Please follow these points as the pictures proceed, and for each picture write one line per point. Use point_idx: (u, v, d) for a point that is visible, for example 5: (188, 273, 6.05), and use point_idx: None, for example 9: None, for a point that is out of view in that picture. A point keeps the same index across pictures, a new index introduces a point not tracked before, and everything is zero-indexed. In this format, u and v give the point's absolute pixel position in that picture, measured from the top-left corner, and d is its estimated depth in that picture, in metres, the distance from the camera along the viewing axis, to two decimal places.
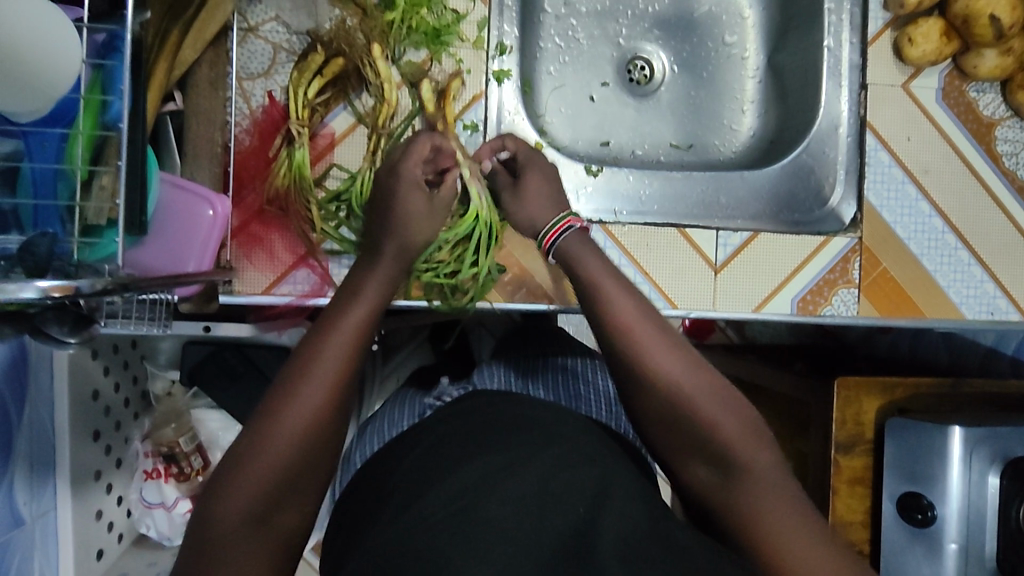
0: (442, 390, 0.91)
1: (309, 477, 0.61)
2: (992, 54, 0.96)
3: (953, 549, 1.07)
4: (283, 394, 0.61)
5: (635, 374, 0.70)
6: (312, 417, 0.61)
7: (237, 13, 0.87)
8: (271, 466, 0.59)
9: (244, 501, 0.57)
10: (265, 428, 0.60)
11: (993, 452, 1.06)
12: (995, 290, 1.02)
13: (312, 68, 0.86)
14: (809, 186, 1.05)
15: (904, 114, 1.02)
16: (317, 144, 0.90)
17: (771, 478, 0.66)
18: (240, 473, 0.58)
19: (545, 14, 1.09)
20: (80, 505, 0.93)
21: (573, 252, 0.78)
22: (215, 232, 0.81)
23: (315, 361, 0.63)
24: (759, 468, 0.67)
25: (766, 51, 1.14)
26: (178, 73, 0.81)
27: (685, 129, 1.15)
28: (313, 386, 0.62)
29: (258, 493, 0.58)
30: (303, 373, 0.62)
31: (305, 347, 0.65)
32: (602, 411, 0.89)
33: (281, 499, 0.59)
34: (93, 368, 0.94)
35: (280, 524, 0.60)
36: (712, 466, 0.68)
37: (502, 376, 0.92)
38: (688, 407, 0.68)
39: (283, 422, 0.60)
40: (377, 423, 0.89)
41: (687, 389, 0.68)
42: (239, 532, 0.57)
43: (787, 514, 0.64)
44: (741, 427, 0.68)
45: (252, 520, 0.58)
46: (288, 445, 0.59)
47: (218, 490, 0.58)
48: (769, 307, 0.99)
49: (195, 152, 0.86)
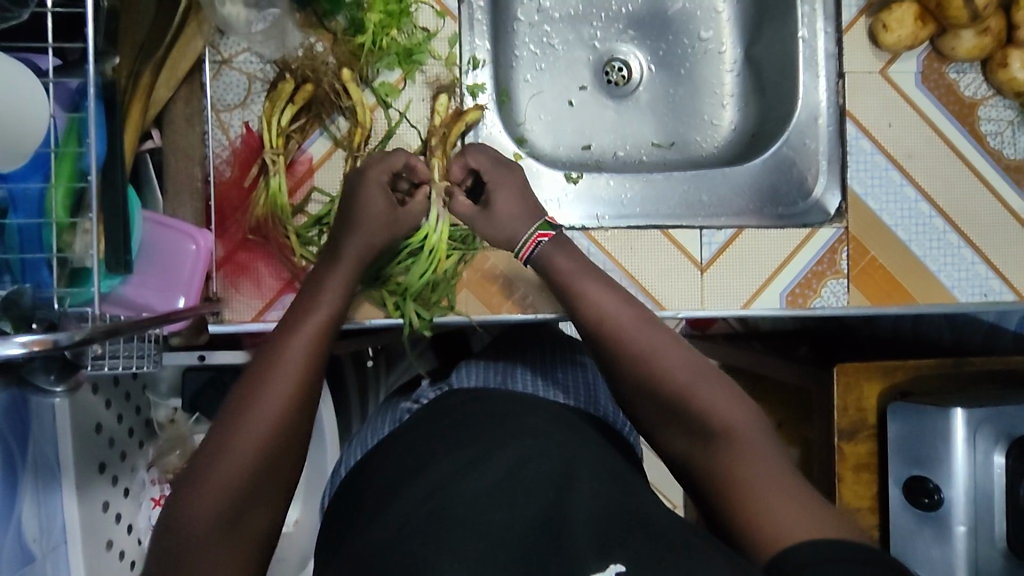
0: (422, 391, 0.92)
1: (277, 477, 0.62)
2: (968, 35, 0.95)
3: (962, 531, 1.06)
4: (256, 390, 0.64)
5: (610, 352, 0.76)
6: (283, 410, 0.63)
7: (210, 47, 0.88)
8: (241, 463, 0.60)
9: (212, 498, 0.58)
10: (235, 428, 0.62)
11: (997, 432, 1.05)
12: (987, 271, 1.01)
13: (284, 97, 0.88)
14: (792, 179, 1.04)
15: (884, 101, 1.01)
16: (296, 171, 0.91)
17: (753, 446, 0.66)
18: (211, 472, 0.60)
19: (518, 23, 1.09)
20: (90, 537, 0.95)
21: (551, 256, 0.83)
22: (200, 266, 0.83)
23: (285, 358, 0.66)
24: (736, 435, 0.67)
25: (742, 44, 1.14)
26: (154, 113, 0.83)
27: (666, 127, 1.15)
28: (280, 385, 0.64)
29: (226, 491, 0.59)
30: (269, 373, 0.65)
31: (270, 348, 0.68)
32: (581, 397, 0.88)
33: (253, 494, 0.60)
34: (95, 403, 0.95)
35: (252, 522, 0.60)
36: (693, 438, 0.69)
37: (486, 370, 0.90)
38: (670, 387, 0.71)
39: (253, 419, 0.62)
40: (364, 430, 0.90)
41: (661, 362, 0.73)
42: (209, 530, 0.58)
43: (767, 478, 0.63)
44: (716, 392, 0.70)
45: (222, 520, 0.58)
46: (259, 440, 0.61)
47: (188, 491, 0.60)
48: (758, 303, 0.99)
49: (176, 190, 0.86)
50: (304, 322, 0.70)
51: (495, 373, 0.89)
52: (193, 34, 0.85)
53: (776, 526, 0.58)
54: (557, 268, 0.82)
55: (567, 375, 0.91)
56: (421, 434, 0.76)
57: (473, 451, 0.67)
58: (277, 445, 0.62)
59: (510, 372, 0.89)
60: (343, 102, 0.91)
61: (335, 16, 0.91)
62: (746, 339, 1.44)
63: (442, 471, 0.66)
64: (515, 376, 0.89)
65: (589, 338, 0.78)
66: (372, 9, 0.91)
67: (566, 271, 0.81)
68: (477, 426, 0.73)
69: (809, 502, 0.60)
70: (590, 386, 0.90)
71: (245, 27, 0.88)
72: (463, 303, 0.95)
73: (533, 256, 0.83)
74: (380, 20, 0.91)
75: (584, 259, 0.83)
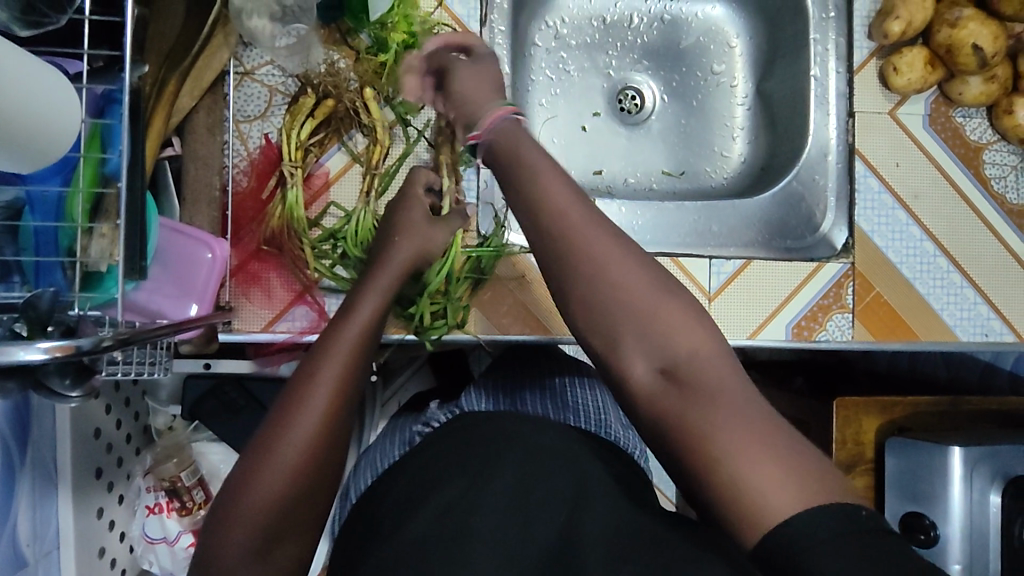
0: (433, 412, 0.93)
1: (306, 516, 0.60)
2: (976, 81, 0.98)
3: (958, 569, 1.06)
4: (277, 432, 0.59)
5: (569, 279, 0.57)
6: (307, 451, 0.59)
7: (234, 58, 0.89)
8: (268, 506, 0.58)
9: (243, 526, 0.57)
10: (260, 469, 0.58)
11: (994, 471, 1.06)
12: (988, 312, 1.02)
13: (304, 111, 0.89)
14: (800, 214, 1.06)
15: (891, 141, 1.03)
16: (312, 184, 0.92)
17: (722, 387, 0.52)
18: (240, 515, 0.58)
19: (536, 48, 1.12)
20: (83, 545, 0.93)
21: (511, 137, 0.65)
22: (215, 274, 0.83)
23: (308, 398, 0.60)
24: (707, 374, 0.53)
25: (754, 79, 1.16)
26: (177, 120, 0.85)
27: (677, 156, 1.17)
28: (303, 423, 0.59)
29: (257, 531, 0.57)
30: (287, 413, 0.60)
31: (295, 383, 0.62)
32: (590, 419, 0.87)
33: (281, 534, 0.59)
34: (95, 408, 0.95)
35: (281, 556, 0.60)
36: (657, 377, 0.54)
37: (498, 394, 0.93)
38: (626, 304, 0.55)
39: (278, 463, 0.58)
40: (372, 453, 0.90)
41: (616, 282, 0.56)
42: (246, 553, 0.58)
43: (740, 437, 0.50)
44: (683, 323, 0.55)
45: (253, 555, 0.58)
46: (289, 469, 0.58)
47: (218, 523, 0.59)
48: (764, 334, 1.00)
49: (193, 198, 0.88)
50: (334, 348, 0.64)
51: (506, 397, 0.93)
52: (219, 45, 0.86)
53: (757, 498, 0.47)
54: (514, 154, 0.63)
55: (581, 398, 0.91)
56: (431, 453, 0.76)
57: (484, 470, 0.67)
58: (311, 477, 0.60)
59: (519, 400, 0.91)
60: (362, 119, 0.91)
61: (359, 34, 0.92)
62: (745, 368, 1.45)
63: (452, 495, 0.66)
64: (524, 401, 0.91)
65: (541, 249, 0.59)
66: (396, 30, 0.91)
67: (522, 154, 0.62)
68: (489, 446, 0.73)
69: (800, 465, 0.48)
70: (600, 408, 0.90)
71: (269, 41, 0.87)
72: (473, 323, 0.96)
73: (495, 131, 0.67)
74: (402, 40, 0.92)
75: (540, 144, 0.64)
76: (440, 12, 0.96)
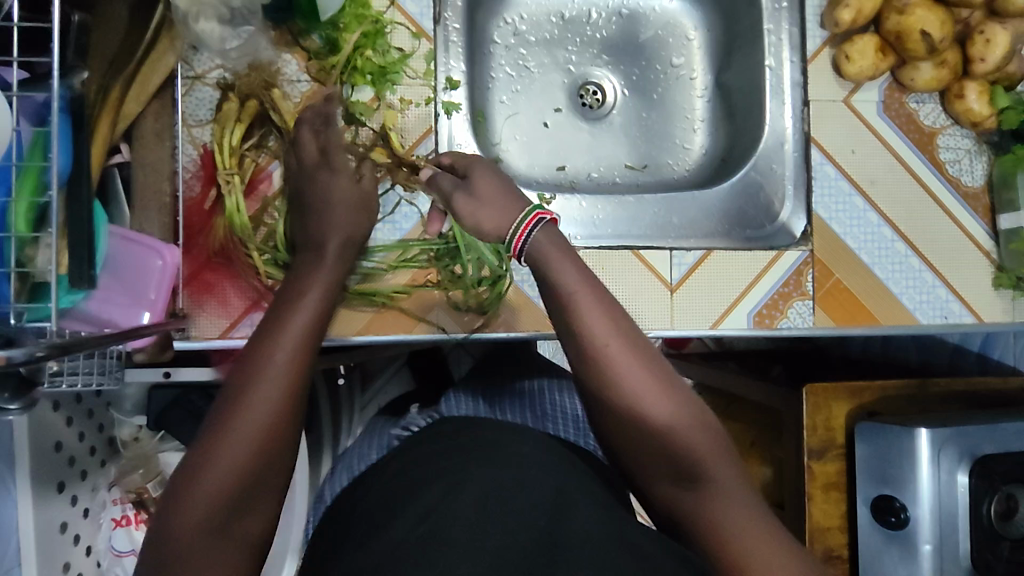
0: (411, 416, 0.94)
1: (268, 488, 0.60)
2: (926, 66, 1.00)
3: (928, 549, 1.08)
4: (236, 402, 0.60)
5: (593, 392, 0.68)
6: (270, 420, 0.60)
7: (183, 61, 0.89)
8: (229, 475, 0.57)
9: (204, 498, 0.56)
10: (219, 438, 0.59)
11: (960, 451, 1.08)
12: (947, 295, 1.04)
13: (230, 119, 0.88)
14: (759, 203, 1.07)
15: (847, 128, 1.04)
16: (256, 189, 0.91)
17: (734, 492, 0.67)
18: (199, 486, 0.57)
19: (495, 45, 1.12)
20: (47, 560, 0.92)
21: (546, 252, 0.73)
22: (166, 281, 0.82)
23: (265, 365, 0.62)
24: (725, 489, 0.66)
25: (712, 71, 1.17)
26: (124, 126, 0.83)
27: (639, 150, 1.17)
28: (265, 390, 0.61)
29: (218, 502, 0.57)
30: (248, 383, 0.61)
31: (251, 356, 0.64)
32: (571, 430, 0.90)
33: (244, 506, 0.58)
34: (55, 420, 0.93)
35: (245, 532, 0.59)
36: (676, 481, 0.68)
37: (473, 399, 0.94)
38: (653, 425, 0.66)
39: (240, 429, 0.59)
40: (351, 455, 0.91)
41: (645, 406, 0.66)
42: (207, 525, 0.57)
43: (743, 528, 0.65)
44: (701, 437, 0.67)
45: (215, 528, 0.57)
46: (251, 437, 0.59)
47: (175, 502, 0.57)
48: (726, 324, 1.00)
49: (143, 203, 0.85)
50: (292, 322, 0.67)
51: (483, 406, 0.92)
52: (166, 50, 0.84)
53: (718, 533, 0.65)
54: (552, 279, 0.70)
55: (562, 407, 0.93)
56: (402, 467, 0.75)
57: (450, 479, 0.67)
58: (266, 455, 0.59)
59: (500, 404, 0.93)
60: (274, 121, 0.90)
61: (310, 35, 0.91)
62: (720, 358, 1.44)
63: (414, 501, 0.65)
64: (502, 412, 0.92)
65: (587, 383, 0.68)
66: (348, 30, 0.91)
67: (572, 289, 0.69)
68: (453, 456, 0.73)
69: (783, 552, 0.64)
70: (577, 418, 0.92)
71: (217, 44, 0.86)
72: (436, 318, 0.95)
73: (531, 243, 0.74)
74: (355, 40, 0.92)
75: (579, 264, 0.72)
76: (393, 11, 0.96)
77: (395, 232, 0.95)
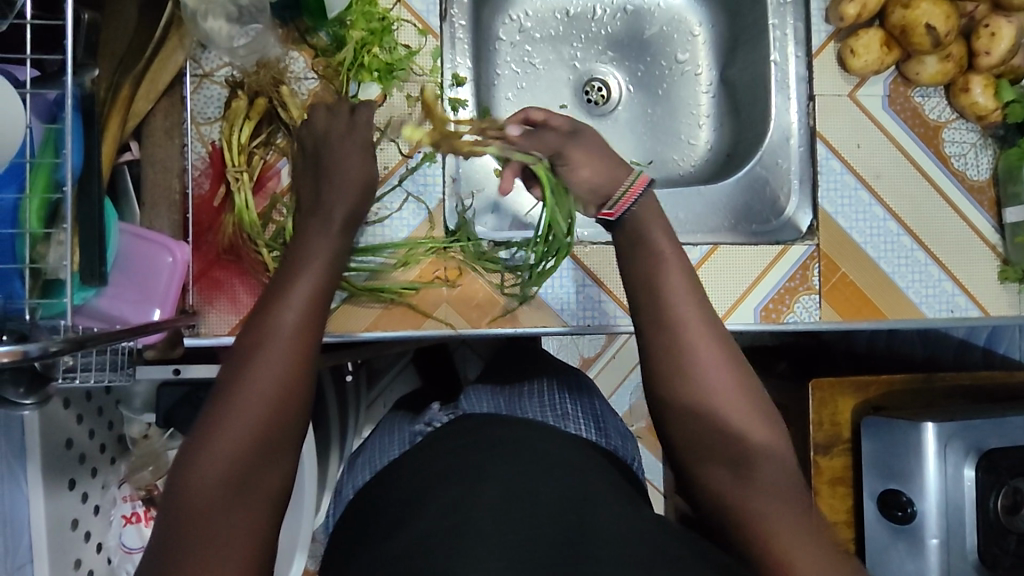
0: (431, 414, 0.94)
1: (283, 448, 0.62)
2: (931, 60, 1.00)
3: (935, 543, 1.08)
4: (247, 362, 0.63)
5: (660, 356, 0.70)
6: (282, 378, 0.63)
7: (190, 60, 0.89)
8: (246, 430, 0.60)
9: (222, 452, 0.58)
10: (234, 397, 0.61)
11: (967, 445, 1.08)
12: (953, 288, 1.04)
13: (239, 115, 0.88)
14: (764, 198, 1.08)
15: (853, 122, 1.04)
16: (264, 186, 0.91)
17: (784, 485, 0.65)
18: (217, 441, 0.59)
19: (500, 42, 1.12)
20: (58, 557, 0.93)
21: (645, 220, 0.75)
22: (176, 278, 0.83)
23: (273, 327, 0.65)
24: (776, 477, 0.65)
25: (717, 67, 1.17)
26: (133, 125, 0.84)
27: (645, 146, 1.17)
28: (275, 349, 0.64)
29: (235, 456, 0.59)
30: (259, 344, 0.64)
31: (258, 320, 0.67)
32: (592, 429, 0.88)
33: (260, 462, 0.60)
34: (66, 418, 0.94)
35: (261, 491, 0.59)
36: (727, 463, 0.67)
37: (495, 395, 0.92)
38: (713, 396, 0.68)
39: (255, 385, 0.62)
40: (368, 450, 0.91)
41: (707, 373, 0.68)
42: (223, 480, 0.58)
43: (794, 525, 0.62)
44: (758, 422, 0.68)
45: (231, 484, 0.58)
46: (265, 394, 0.61)
47: (191, 460, 0.59)
48: (733, 318, 1.01)
49: (154, 202, 0.86)
50: (298, 284, 0.70)
51: (504, 401, 0.91)
52: (174, 48, 0.85)
53: (763, 526, 0.62)
54: (647, 242, 0.74)
55: (583, 406, 0.91)
56: (417, 467, 0.76)
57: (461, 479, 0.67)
58: (280, 412, 0.62)
59: (519, 397, 0.92)
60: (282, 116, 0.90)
61: (318, 33, 0.92)
62: None
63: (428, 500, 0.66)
64: (523, 407, 0.89)
65: (656, 347, 0.71)
66: (355, 27, 0.92)
67: (663, 254, 0.73)
68: (463, 455, 0.73)
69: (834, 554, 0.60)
70: (599, 417, 0.91)
71: (226, 41, 0.86)
72: (443, 314, 0.95)
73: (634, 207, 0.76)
74: (361, 37, 0.92)
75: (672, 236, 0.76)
76: (399, 8, 0.96)
77: (402, 229, 0.95)
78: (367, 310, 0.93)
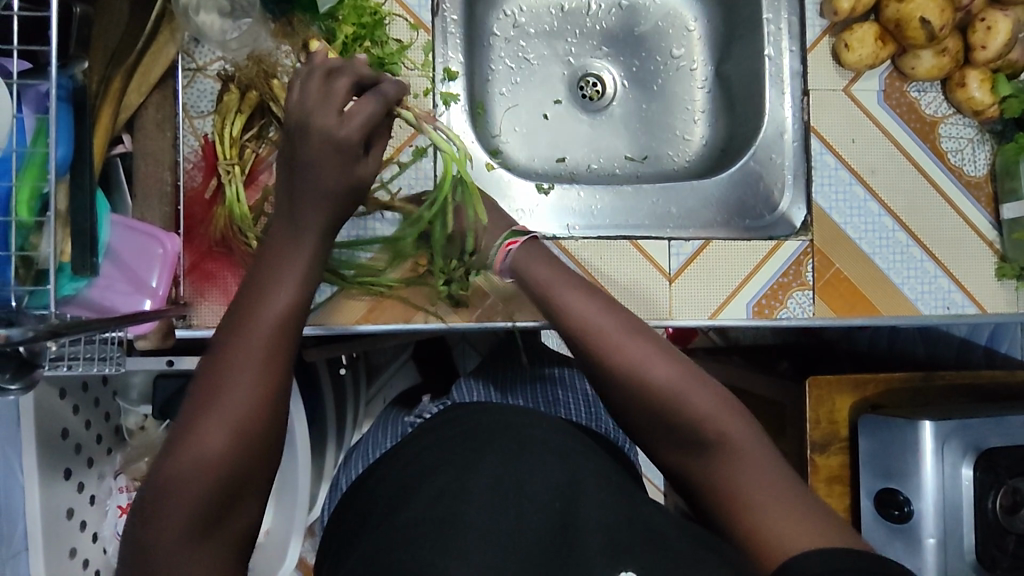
0: (423, 406, 0.93)
1: (255, 479, 0.59)
2: (927, 55, 0.99)
3: (932, 543, 1.07)
4: (211, 398, 0.59)
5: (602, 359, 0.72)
6: (248, 409, 0.59)
7: (184, 53, 0.90)
8: (211, 473, 0.56)
9: (185, 501, 0.56)
10: (194, 437, 0.57)
11: (965, 445, 1.07)
12: (950, 285, 1.03)
13: (231, 109, 0.89)
14: (758, 193, 1.06)
15: (848, 118, 1.04)
16: (256, 180, 0.92)
17: (753, 453, 0.68)
18: (175, 490, 0.56)
19: (494, 38, 1.13)
20: (52, 545, 0.94)
21: (527, 257, 0.81)
22: (165, 268, 0.85)
23: (237, 359, 0.60)
24: (742, 450, 0.68)
25: (713, 62, 1.16)
26: (125, 117, 0.86)
27: (639, 141, 1.17)
28: (242, 382, 0.59)
29: (199, 503, 0.56)
30: (222, 377, 0.59)
31: (225, 346, 0.61)
32: (582, 414, 0.88)
33: (231, 499, 0.58)
34: (62, 407, 0.94)
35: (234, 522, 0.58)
36: (695, 448, 0.69)
37: (484, 386, 0.91)
38: (668, 392, 0.69)
39: (217, 423, 0.58)
40: (362, 445, 0.92)
41: (652, 369, 0.70)
42: (187, 528, 0.56)
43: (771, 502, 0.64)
44: (717, 405, 0.70)
45: (196, 532, 0.56)
46: (229, 431, 0.58)
47: (153, 509, 0.56)
48: (724, 314, 1.00)
49: (145, 194, 0.87)
50: (266, 307, 0.63)
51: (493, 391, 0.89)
52: (166, 42, 0.86)
53: (743, 505, 0.65)
54: (537, 273, 0.79)
55: (573, 394, 0.91)
56: (406, 457, 0.76)
57: (445, 473, 0.67)
58: (249, 446, 0.59)
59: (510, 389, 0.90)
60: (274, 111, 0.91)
61: (311, 27, 0.90)
62: (726, 353, 1.43)
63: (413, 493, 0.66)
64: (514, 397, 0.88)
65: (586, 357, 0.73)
66: (346, 22, 0.91)
67: (547, 280, 0.78)
68: (449, 448, 0.73)
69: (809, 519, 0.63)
70: (588, 404, 0.91)
71: (218, 36, 0.86)
72: (434, 307, 0.95)
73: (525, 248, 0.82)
74: (353, 32, 0.92)
75: (557, 261, 0.81)
76: (391, 3, 0.96)
77: (394, 222, 0.96)
78: (358, 304, 0.94)
